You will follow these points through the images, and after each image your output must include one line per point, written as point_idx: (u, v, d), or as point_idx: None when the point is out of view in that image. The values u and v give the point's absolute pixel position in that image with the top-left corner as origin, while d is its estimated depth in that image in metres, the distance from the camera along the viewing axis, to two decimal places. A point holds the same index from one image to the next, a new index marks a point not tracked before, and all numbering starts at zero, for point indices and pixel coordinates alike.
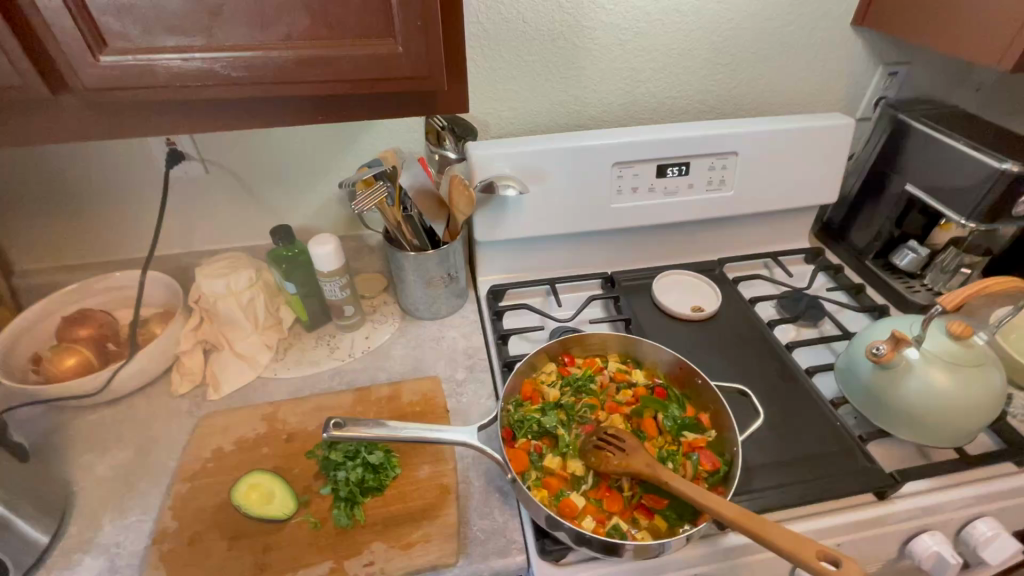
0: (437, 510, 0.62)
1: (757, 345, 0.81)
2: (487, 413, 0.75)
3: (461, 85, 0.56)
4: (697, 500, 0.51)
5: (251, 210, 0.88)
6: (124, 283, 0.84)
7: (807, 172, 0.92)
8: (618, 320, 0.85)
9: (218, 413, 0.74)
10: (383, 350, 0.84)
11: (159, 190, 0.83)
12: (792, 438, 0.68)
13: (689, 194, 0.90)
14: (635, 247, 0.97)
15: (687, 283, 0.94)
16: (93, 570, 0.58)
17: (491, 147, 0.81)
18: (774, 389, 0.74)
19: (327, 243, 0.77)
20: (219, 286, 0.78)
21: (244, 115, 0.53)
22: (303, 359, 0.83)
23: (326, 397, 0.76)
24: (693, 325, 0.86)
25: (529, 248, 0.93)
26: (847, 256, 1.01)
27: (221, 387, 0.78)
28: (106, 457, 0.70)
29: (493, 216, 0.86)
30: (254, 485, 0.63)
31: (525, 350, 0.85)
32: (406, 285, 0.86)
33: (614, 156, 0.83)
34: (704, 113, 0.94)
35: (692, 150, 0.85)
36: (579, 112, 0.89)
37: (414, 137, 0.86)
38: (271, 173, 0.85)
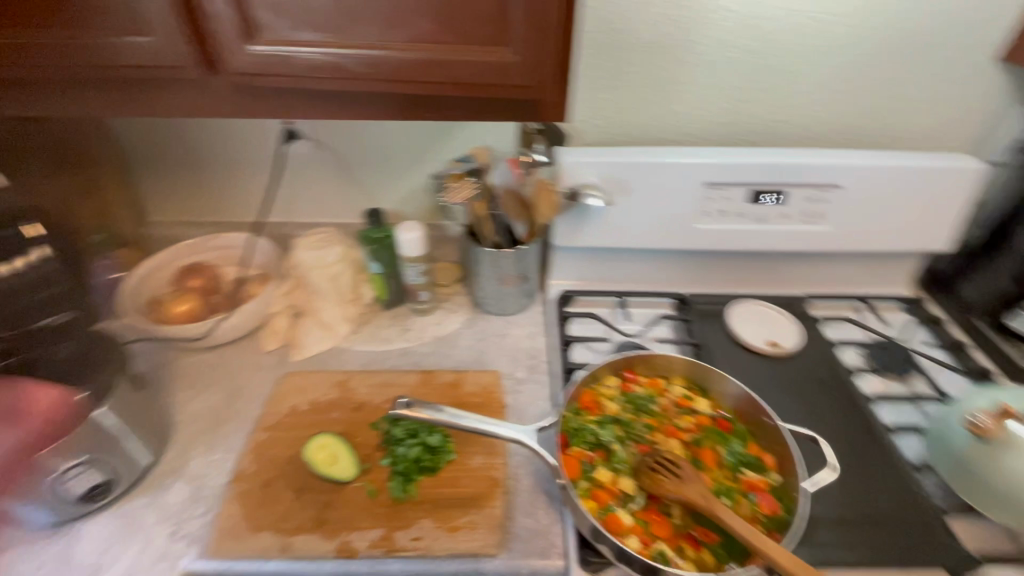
0: (485, 500, 0.64)
1: (836, 392, 0.76)
2: (543, 415, 0.76)
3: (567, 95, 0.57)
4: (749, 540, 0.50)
5: (348, 190, 0.95)
6: (233, 244, 0.94)
7: (919, 214, 0.85)
8: (687, 344, 0.83)
9: (298, 373, 0.81)
10: (451, 338, 0.88)
11: (272, 163, 0.91)
12: (863, 496, 0.63)
13: (781, 223, 0.86)
14: (715, 270, 0.94)
15: (766, 315, 0.89)
16: (182, 495, 0.66)
17: (582, 155, 0.81)
18: (850, 442, 0.70)
19: (413, 230, 0.81)
20: (312, 257, 0.85)
21: (360, 105, 0.57)
22: (377, 335, 0.88)
23: (394, 374, 0.80)
24: (766, 360, 0.82)
25: (604, 257, 0.93)
26: (955, 312, 0.92)
27: (303, 349, 0.85)
28: (201, 397, 0.78)
29: (574, 223, 0.86)
30: (322, 446, 0.68)
31: (588, 358, 0.85)
32: (480, 278, 0.88)
33: (706, 176, 0.81)
34: (809, 141, 0.89)
35: (792, 179, 0.81)
36: (674, 128, 0.88)
37: (506, 136, 0.88)
38: (370, 158, 0.91)
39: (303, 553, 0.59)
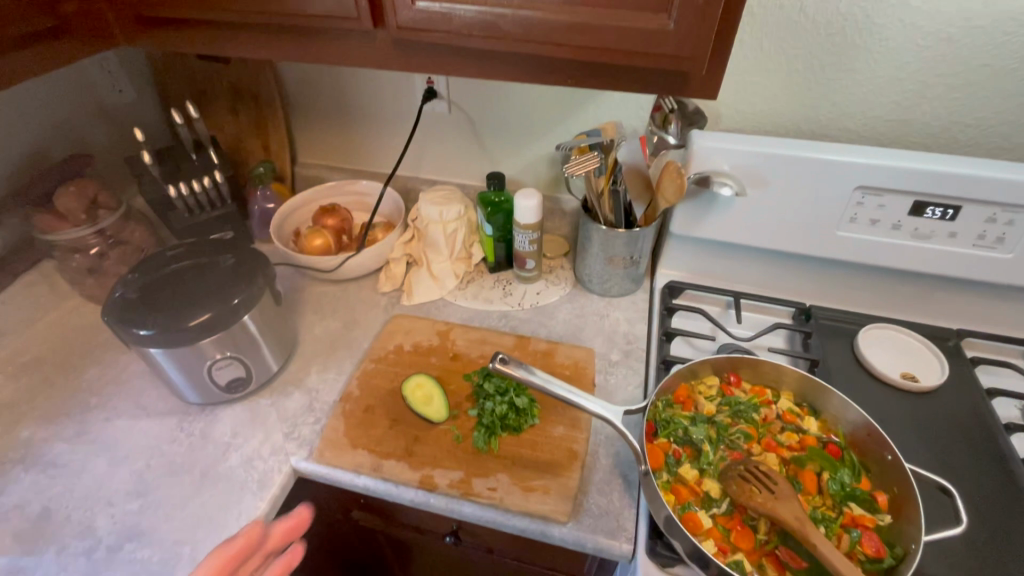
0: (561, 469, 0.65)
1: (981, 447, 0.66)
2: (631, 401, 0.75)
3: (720, 71, 0.54)
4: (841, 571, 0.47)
5: (474, 153, 0.98)
6: (366, 191, 1.02)
7: None
8: (802, 358, 0.76)
9: (405, 316, 0.87)
10: (549, 309, 0.89)
11: (410, 119, 0.97)
12: (996, 568, 0.55)
13: (946, 243, 0.74)
14: (850, 286, 0.85)
15: (905, 344, 0.79)
16: (299, 402, 0.75)
17: (718, 140, 0.76)
18: (989, 504, 0.60)
19: (531, 198, 0.82)
20: (433, 212, 0.90)
21: (503, 67, 0.58)
22: (480, 294, 0.92)
23: (492, 334, 0.84)
24: (895, 393, 0.73)
25: (722, 253, 0.87)
26: None
27: (412, 296, 0.91)
28: (323, 322, 0.88)
29: (696, 212, 0.82)
30: (420, 385, 0.74)
31: (687, 354, 0.82)
32: (587, 255, 0.88)
33: (860, 178, 0.72)
34: (1003, 151, 0.75)
35: (973, 193, 0.69)
36: (831, 121, 0.79)
37: (638, 115, 0.86)
38: (500, 124, 0.93)
39: (391, 476, 0.65)
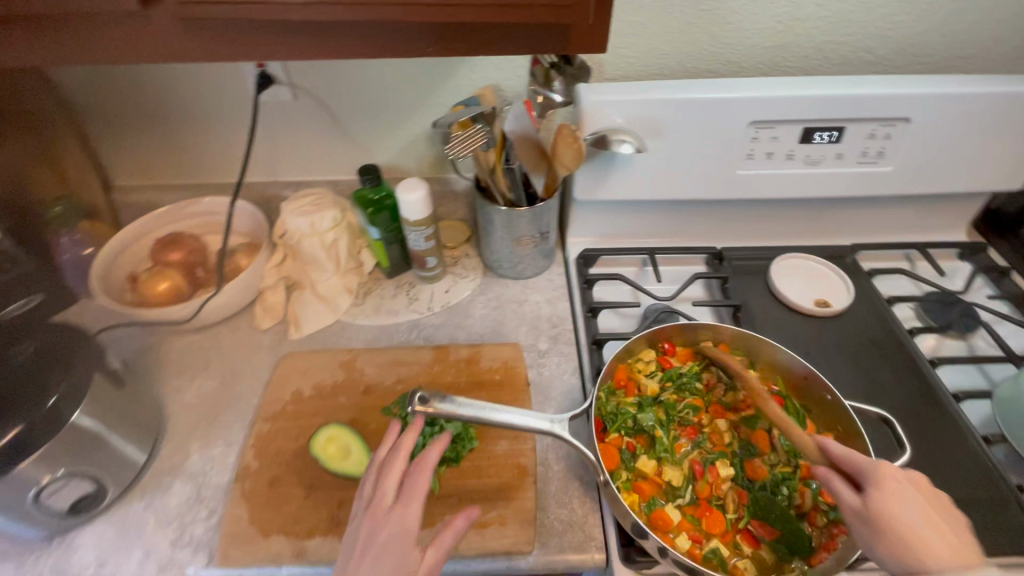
0: (513, 491, 0.59)
1: (894, 356, 0.69)
2: (570, 391, 0.70)
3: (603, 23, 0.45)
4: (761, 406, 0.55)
5: (338, 143, 0.83)
6: (213, 210, 0.83)
7: (993, 150, 0.74)
8: (725, 306, 0.75)
9: (298, 354, 0.73)
10: (463, 307, 0.80)
11: (247, 114, 0.79)
12: (931, 476, 0.59)
13: (835, 165, 0.75)
14: (753, 221, 0.84)
15: (811, 270, 0.80)
16: (182, 496, 0.60)
17: (608, 93, 0.70)
18: (912, 412, 0.64)
19: (416, 189, 0.70)
20: (303, 224, 0.75)
21: (350, 40, 0.45)
22: (381, 307, 0.80)
23: (405, 351, 0.73)
24: (812, 321, 0.74)
25: (629, 211, 0.83)
26: (1013, 256, 0.84)
27: (301, 326, 0.77)
28: (194, 384, 0.71)
29: (597, 172, 0.75)
30: (331, 438, 0.62)
31: (615, 325, 0.78)
32: (491, 239, 0.79)
33: (753, 113, 0.70)
34: (870, 66, 0.76)
35: (853, 112, 0.70)
36: (714, 54, 0.75)
37: (516, 75, 0.76)
38: (361, 105, 0.79)
39: (321, 558, 0.55)
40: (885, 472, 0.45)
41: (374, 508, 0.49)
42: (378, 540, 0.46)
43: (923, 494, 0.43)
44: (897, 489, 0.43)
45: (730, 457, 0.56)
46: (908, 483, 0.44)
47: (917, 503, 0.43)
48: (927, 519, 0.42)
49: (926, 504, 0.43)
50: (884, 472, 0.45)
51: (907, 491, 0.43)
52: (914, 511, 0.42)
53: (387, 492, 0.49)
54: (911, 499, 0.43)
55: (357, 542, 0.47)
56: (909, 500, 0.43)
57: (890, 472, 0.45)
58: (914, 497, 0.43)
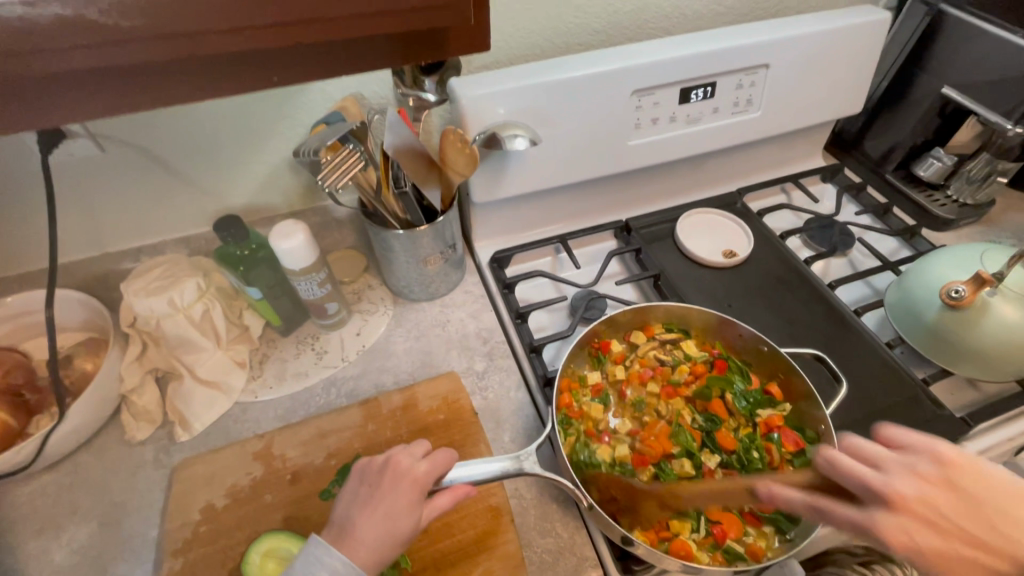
0: (493, 539, 0.54)
1: (800, 289, 0.74)
2: (522, 408, 0.65)
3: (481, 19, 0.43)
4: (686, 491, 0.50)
5: (179, 192, 0.68)
6: (25, 309, 0.64)
7: (837, 81, 0.80)
8: (646, 279, 0.74)
9: (195, 458, 0.60)
10: (382, 346, 0.71)
11: (40, 179, 0.61)
12: (858, 391, 0.63)
13: (713, 120, 0.77)
14: (649, 186, 0.85)
15: (711, 222, 0.83)
16: None
17: (483, 85, 0.64)
18: (827, 336, 0.68)
19: (293, 235, 0.59)
20: (157, 304, 0.60)
21: (163, 84, 0.37)
22: (286, 372, 0.68)
23: (328, 418, 0.63)
24: (725, 273, 0.77)
25: (531, 202, 0.79)
26: (863, 170, 0.94)
27: (190, 423, 0.63)
28: (62, 538, 0.55)
29: (492, 170, 0.70)
30: (268, 552, 0.52)
31: (546, 324, 0.74)
32: (395, 266, 0.71)
33: (632, 82, 0.68)
34: (723, 17, 0.78)
35: (720, 67, 0.71)
36: (580, 26, 0.71)
37: (377, 79, 0.67)
38: (196, 142, 0.65)
39: None
40: (903, 501, 0.38)
41: (384, 468, 0.49)
42: (388, 495, 0.47)
43: (950, 496, 0.37)
44: (919, 529, 0.37)
45: (697, 436, 0.56)
46: (936, 502, 0.37)
47: (944, 504, 0.37)
48: (970, 529, 0.37)
49: (959, 507, 0.37)
50: (902, 498, 0.38)
51: (930, 508, 0.37)
52: (954, 529, 0.37)
53: (403, 457, 0.49)
54: (942, 530, 0.37)
55: (362, 492, 0.48)
56: (946, 526, 0.37)
57: (912, 500, 0.38)
58: (948, 515, 0.37)
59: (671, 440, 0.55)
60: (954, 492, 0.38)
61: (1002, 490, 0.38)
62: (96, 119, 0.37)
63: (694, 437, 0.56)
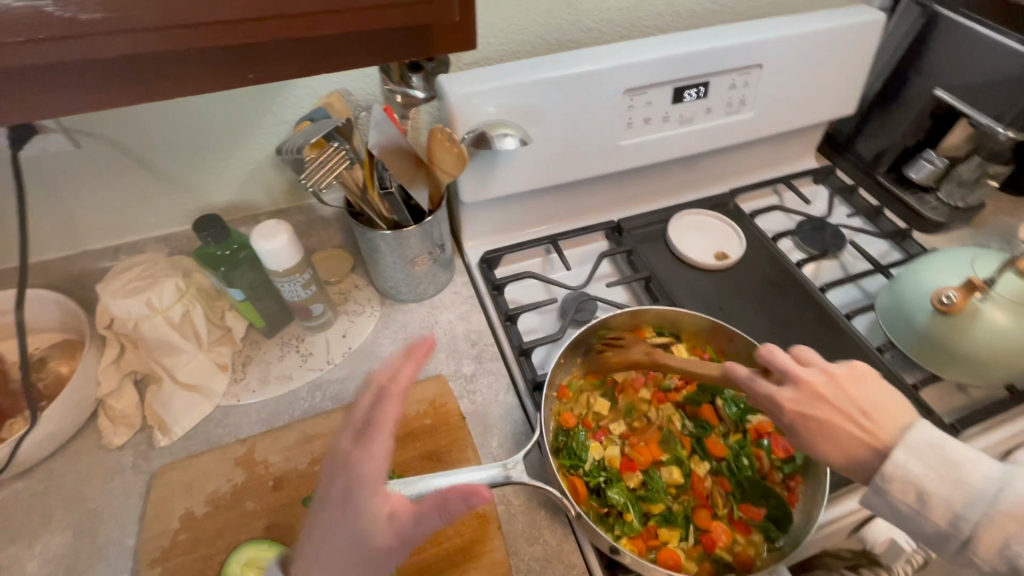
0: (480, 547, 0.53)
1: (791, 292, 0.73)
2: (510, 412, 0.64)
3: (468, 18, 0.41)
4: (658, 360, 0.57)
5: (159, 189, 0.66)
6: None
7: (830, 81, 0.80)
8: (637, 281, 0.73)
9: (174, 464, 0.58)
10: (369, 348, 0.70)
11: (11, 176, 0.59)
12: None
13: (706, 120, 0.76)
14: (641, 186, 0.84)
15: (703, 223, 0.82)
16: None
17: (472, 82, 0.62)
18: (817, 341, 0.68)
19: (276, 236, 0.57)
20: (134, 307, 0.58)
21: (130, 83, 0.36)
22: (269, 375, 0.67)
23: (313, 422, 0.62)
24: (716, 275, 0.76)
25: (521, 201, 0.78)
26: (855, 171, 0.94)
27: (169, 428, 0.61)
28: (35, 547, 0.54)
29: (481, 170, 0.68)
30: (248, 562, 0.52)
31: (536, 326, 0.73)
32: (382, 266, 0.70)
33: (624, 81, 0.67)
34: (717, 15, 0.77)
35: (713, 67, 0.70)
36: (571, 22, 0.70)
37: (364, 75, 0.65)
38: (176, 138, 0.63)
39: None
40: (786, 403, 0.46)
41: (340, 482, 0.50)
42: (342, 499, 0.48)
43: (822, 404, 0.45)
44: (804, 421, 0.45)
45: (687, 443, 0.55)
46: (813, 403, 0.45)
47: (826, 409, 0.45)
48: (851, 426, 0.44)
49: (837, 411, 0.44)
50: (788, 409, 0.46)
51: (807, 408, 0.45)
52: (834, 427, 0.44)
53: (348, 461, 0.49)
54: (819, 424, 0.45)
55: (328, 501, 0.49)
56: (820, 423, 0.45)
57: (791, 403, 0.46)
58: (825, 416, 0.45)
59: (660, 448, 0.55)
60: (822, 401, 0.45)
61: (879, 394, 0.45)
62: (62, 115, 0.36)
63: (684, 444, 0.55)
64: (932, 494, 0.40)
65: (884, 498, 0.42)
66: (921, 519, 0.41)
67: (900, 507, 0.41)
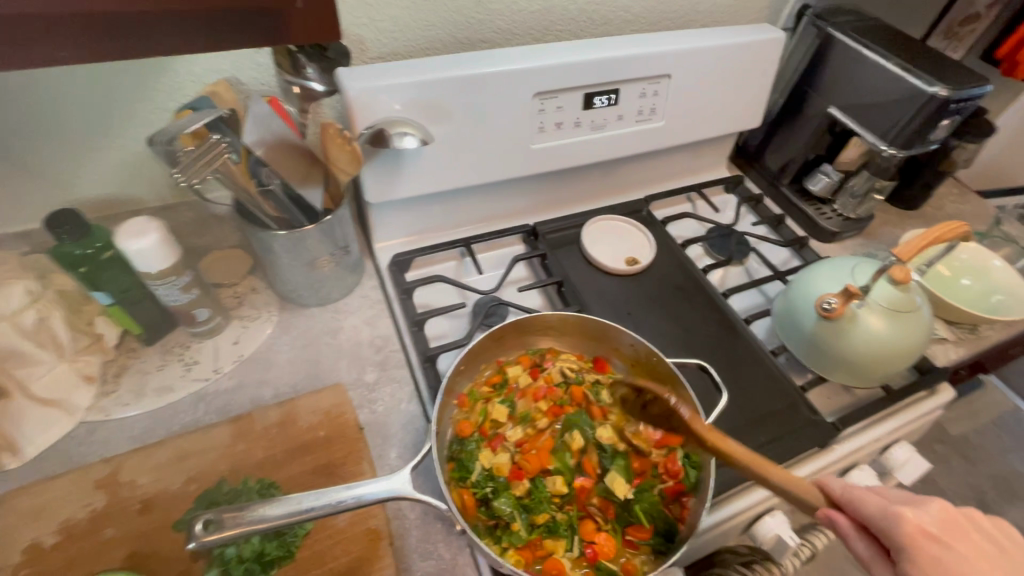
0: (367, 566, 0.50)
1: (696, 297, 0.75)
2: (413, 421, 0.62)
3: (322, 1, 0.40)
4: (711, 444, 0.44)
5: (13, 179, 0.59)
6: None
7: (736, 95, 0.83)
8: (549, 285, 0.73)
9: (19, 489, 0.52)
10: (263, 356, 0.65)
11: None
12: (742, 398, 0.65)
13: (618, 127, 0.77)
14: (559, 190, 0.84)
15: (617, 229, 0.84)
16: None
17: (373, 77, 0.60)
18: (718, 345, 0.70)
19: (147, 234, 0.52)
20: None
21: None
22: (146, 386, 0.61)
23: (191, 437, 0.57)
24: (628, 280, 0.77)
25: (434, 203, 0.76)
26: (763, 181, 0.98)
27: (18, 448, 0.55)
28: None
29: (386, 169, 0.66)
30: None
31: (446, 331, 0.71)
32: (279, 269, 0.65)
33: (534, 84, 0.67)
34: (630, 24, 0.78)
35: (622, 74, 0.71)
36: (483, 21, 0.69)
37: (256, 64, 0.61)
38: (31, 122, 0.56)
39: None
40: (913, 530, 0.40)
41: None
42: None
43: (964, 540, 0.39)
44: (937, 554, 0.39)
45: (578, 452, 0.54)
46: (952, 536, 0.40)
47: (963, 552, 0.39)
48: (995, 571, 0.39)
49: (975, 546, 0.40)
50: (916, 534, 0.40)
51: (938, 539, 0.39)
52: (973, 569, 0.38)
53: None
54: (965, 564, 0.38)
55: None
56: (959, 560, 0.39)
57: (917, 529, 0.40)
58: (963, 552, 0.39)
59: (551, 456, 0.53)
60: (961, 535, 0.40)
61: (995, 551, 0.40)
62: None
63: (573, 453, 0.54)
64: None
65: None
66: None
67: None
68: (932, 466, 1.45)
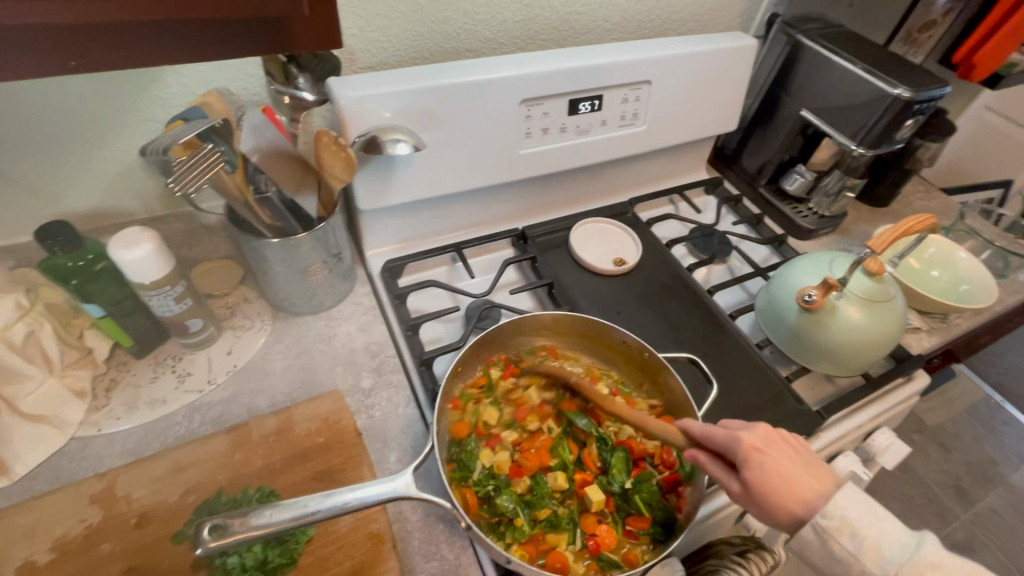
0: (371, 569, 0.50)
1: (683, 294, 0.77)
2: (411, 424, 0.62)
3: (323, 9, 0.41)
4: (622, 416, 0.53)
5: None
6: None
7: (713, 99, 0.86)
8: (541, 287, 0.74)
9: (10, 508, 0.51)
10: (257, 365, 0.65)
11: None
12: (731, 390, 0.67)
13: (602, 132, 0.79)
14: (546, 195, 0.86)
15: (604, 231, 0.86)
16: None
17: (365, 85, 0.61)
18: (706, 340, 0.72)
19: (139, 244, 0.52)
20: None
21: None
22: (138, 400, 0.60)
23: (188, 448, 0.56)
24: (615, 280, 0.79)
25: (424, 209, 0.77)
26: (741, 183, 1.02)
27: (7, 467, 0.53)
28: None
29: (377, 177, 0.67)
30: None
31: (441, 335, 0.72)
32: (271, 278, 0.65)
33: (521, 91, 0.69)
34: (610, 33, 0.81)
35: (605, 81, 0.73)
36: (469, 31, 0.71)
37: (247, 75, 0.62)
38: (18, 134, 0.55)
39: None
40: (747, 446, 0.44)
41: None
42: None
43: (786, 454, 0.44)
44: (763, 461, 0.43)
45: (576, 447, 0.56)
46: (772, 450, 0.44)
47: (783, 456, 0.44)
48: (802, 470, 0.44)
49: (792, 454, 0.44)
50: (749, 450, 0.44)
51: (764, 448, 0.44)
52: (787, 472, 0.43)
53: None
54: (778, 467, 0.43)
55: None
56: (779, 464, 0.43)
57: (751, 445, 0.44)
58: (779, 462, 0.43)
59: (550, 453, 0.55)
60: (781, 449, 0.44)
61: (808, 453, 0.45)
62: None
63: (572, 448, 0.56)
64: (863, 533, 0.42)
65: (820, 535, 0.42)
66: (852, 559, 0.42)
67: (836, 548, 0.42)
68: (910, 455, 1.50)
